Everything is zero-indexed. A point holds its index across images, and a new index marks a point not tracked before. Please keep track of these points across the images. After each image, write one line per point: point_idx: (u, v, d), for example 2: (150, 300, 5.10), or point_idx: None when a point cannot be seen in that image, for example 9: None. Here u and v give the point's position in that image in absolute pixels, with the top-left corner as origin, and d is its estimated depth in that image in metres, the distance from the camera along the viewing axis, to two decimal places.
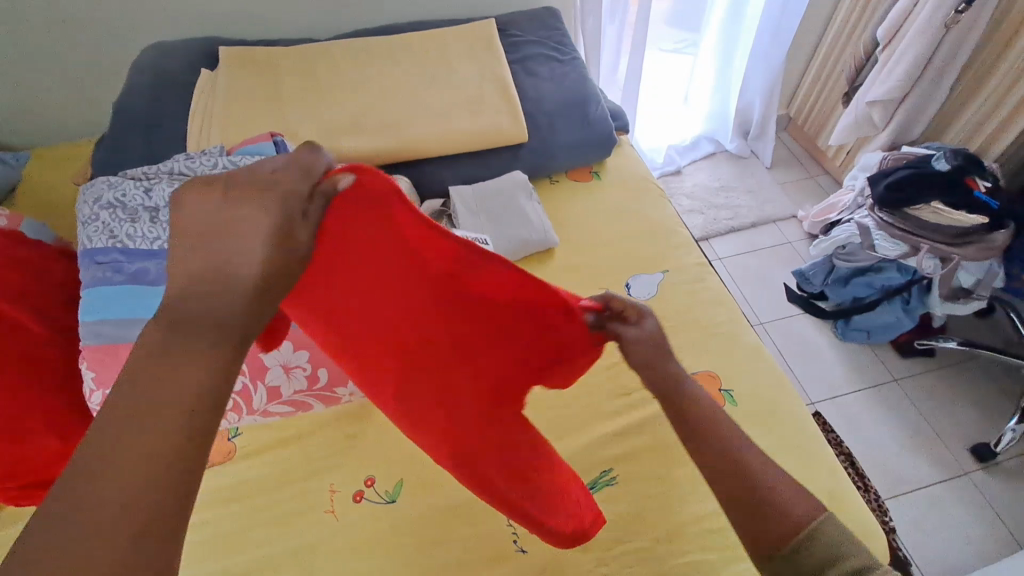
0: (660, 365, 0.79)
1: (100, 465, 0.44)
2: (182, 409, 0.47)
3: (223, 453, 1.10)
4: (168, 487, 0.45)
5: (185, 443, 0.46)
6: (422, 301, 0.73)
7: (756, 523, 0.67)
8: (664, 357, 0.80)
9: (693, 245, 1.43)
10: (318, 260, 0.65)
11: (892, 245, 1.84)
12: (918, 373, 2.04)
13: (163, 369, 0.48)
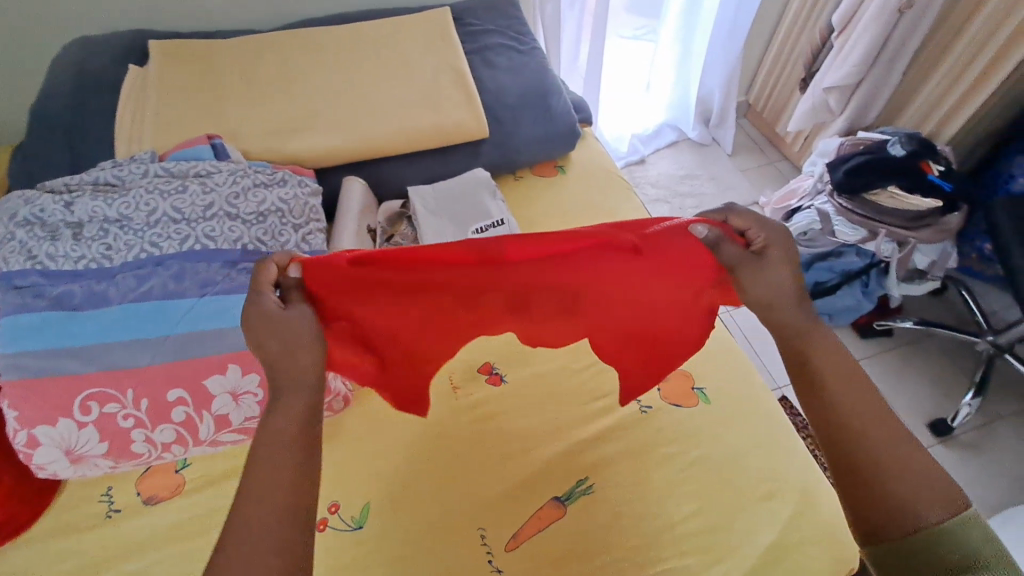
0: (790, 265, 0.80)
1: (244, 492, 0.62)
2: (296, 455, 0.65)
3: (171, 487, 1.00)
4: (296, 516, 0.61)
5: (301, 476, 0.64)
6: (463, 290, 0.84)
7: (892, 509, 0.68)
8: (766, 261, 0.80)
9: None
10: (348, 306, 0.80)
11: (851, 229, 1.88)
12: (878, 353, 2.10)
13: (283, 408, 0.67)
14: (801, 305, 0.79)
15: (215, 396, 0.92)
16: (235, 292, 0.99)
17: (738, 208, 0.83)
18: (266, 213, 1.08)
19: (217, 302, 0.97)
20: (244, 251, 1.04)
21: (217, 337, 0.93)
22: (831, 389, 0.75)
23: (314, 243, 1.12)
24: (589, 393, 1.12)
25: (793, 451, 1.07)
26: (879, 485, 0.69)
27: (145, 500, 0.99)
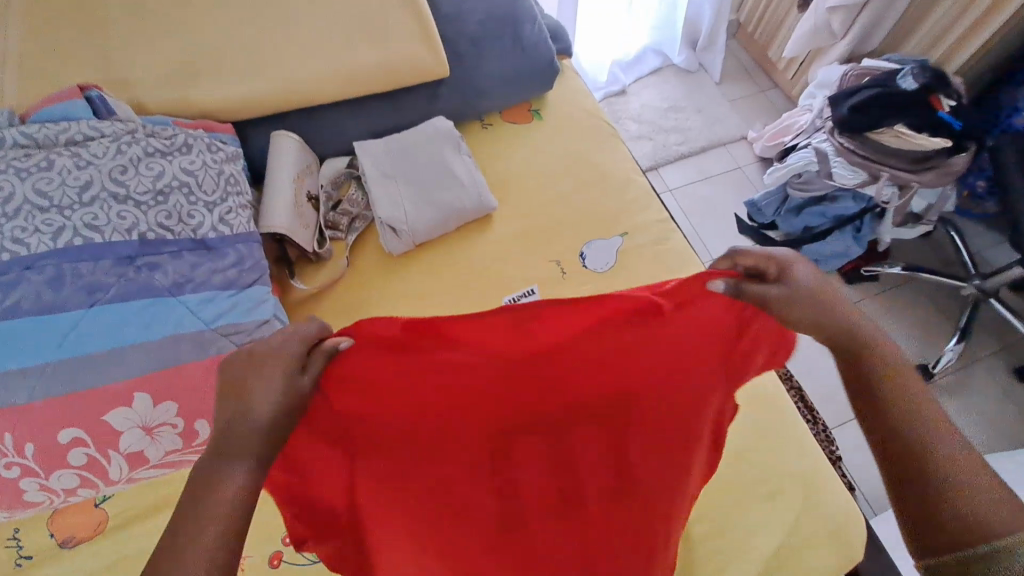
0: (854, 314, 0.57)
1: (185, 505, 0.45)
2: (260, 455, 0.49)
3: (92, 525, 0.86)
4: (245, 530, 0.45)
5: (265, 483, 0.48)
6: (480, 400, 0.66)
7: (981, 500, 0.47)
8: (834, 308, 0.56)
9: (653, 196, 1.22)
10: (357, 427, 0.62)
11: (851, 172, 1.71)
12: (863, 298, 2.02)
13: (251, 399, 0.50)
14: (904, 360, 0.55)
15: (122, 433, 0.74)
16: (136, 298, 0.79)
17: (747, 247, 0.60)
18: (167, 190, 0.85)
19: (115, 313, 0.77)
20: (143, 243, 0.82)
21: (119, 358, 0.75)
22: (902, 367, 0.55)
23: (236, 224, 0.91)
24: None
25: (800, 441, 0.97)
26: (952, 469, 0.49)
27: (60, 542, 0.85)
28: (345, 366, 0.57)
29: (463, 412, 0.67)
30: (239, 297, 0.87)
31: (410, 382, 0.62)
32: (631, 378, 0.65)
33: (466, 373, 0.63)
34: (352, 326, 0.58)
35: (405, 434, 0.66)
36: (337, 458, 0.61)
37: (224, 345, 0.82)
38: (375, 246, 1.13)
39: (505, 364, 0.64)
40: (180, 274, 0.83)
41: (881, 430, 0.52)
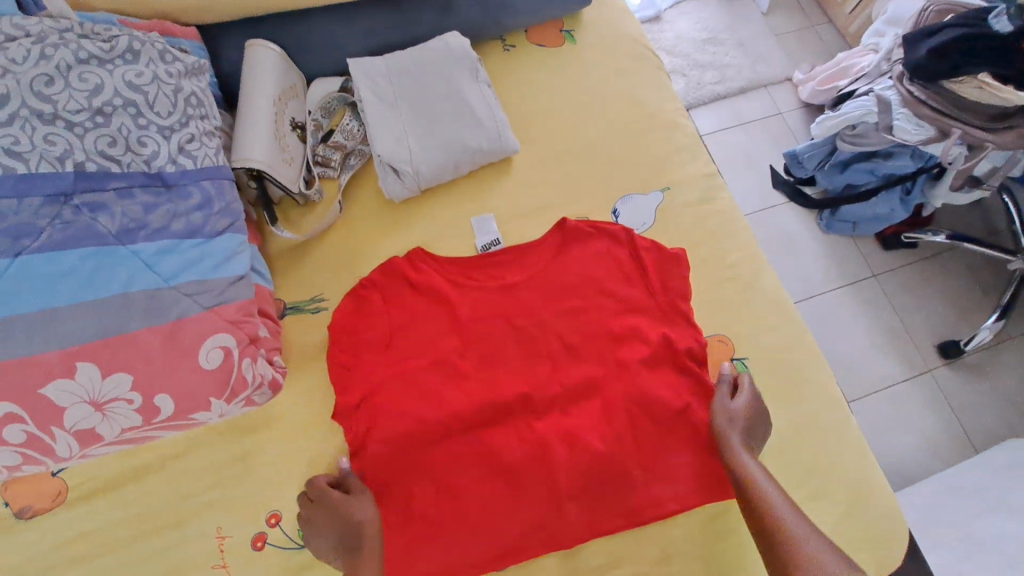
0: (740, 441, 0.79)
1: None
2: None
3: (49, 497, 0.77)
4: None
5: None
6: (479, 332, 0.88)
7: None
8: (730, 448, 0.79)
9: (698, 148, 1.05)
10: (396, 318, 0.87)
11: (915, 126, 1.41)
12: (897, 266, 1.86)
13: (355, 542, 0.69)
14: (779, 495, 0.74)
15: (66, 408, 0.62)
16: (76, 247, 0.64)
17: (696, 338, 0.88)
18: (109, 109, 0.68)
19: (48, 265, 0.62)
20: (80, 176, 0.66)
21: (56, 322, 0.61)
22: (777, 504, 0.72)
23: (199, 156, 0.74)
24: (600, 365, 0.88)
25: (841, 438, 0.89)
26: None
27: (15, 513, 0.76)
28: (376, 269, 0.90)
29: (469, 315, 0.88)
30: (205, 248, 0.72)
31: (432, 284, 0.89)
32: (593, 303, 0.90)
33: (473, 270, 0.91)
34: (415, 249, 0.91)
35: (420, 341, 0.86)
36: (375, 346, 0.86)
37: (189, 307, 0.68)
38: (374, 190, 0.96)
39: (501, 273, 0.92)
40: (130, 218, 0.68)
41: (775, 562, 0.67)
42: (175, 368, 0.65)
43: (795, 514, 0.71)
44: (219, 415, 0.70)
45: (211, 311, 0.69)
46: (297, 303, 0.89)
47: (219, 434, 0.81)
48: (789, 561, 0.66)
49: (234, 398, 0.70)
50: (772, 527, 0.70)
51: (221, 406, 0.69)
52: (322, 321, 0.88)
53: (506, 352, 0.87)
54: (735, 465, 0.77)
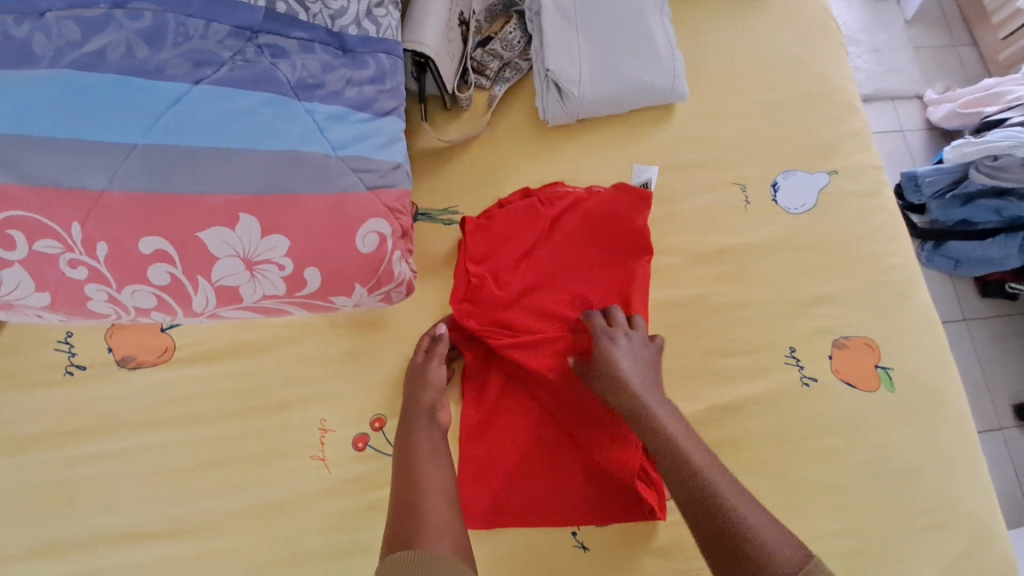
0: (638, 389, 0.68)
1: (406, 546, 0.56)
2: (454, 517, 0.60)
3: (157, 351, 0.74)
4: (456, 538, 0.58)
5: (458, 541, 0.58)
6: (594, 280, 0.80)
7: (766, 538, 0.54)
8: (659, 401, 0.68)
9: (869, 137, 0.95)
10: (522, 249, 0.81)
11: None
12: (990, 316, 1.75)
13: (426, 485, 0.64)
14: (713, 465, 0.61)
15: (218, 259, 0.58)
16: (255, 89, 0.59)
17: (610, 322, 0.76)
18: None
19: (225, 101, 0.57)
20: (269, 14, 0.60)
21: (225, 164, 0.56)
22: (702, 466, 0.61)
23: (383, 24, 0.68)
24: (733, 342, 0.82)
25: (975, 478, 0.81)
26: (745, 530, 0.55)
27: (119, 361, 0.73)
28: (514, 195, 0.84)
29: (602, 265, 0.81)
30: (373, 125, 0.66)
31: (570, 224, 0.82)
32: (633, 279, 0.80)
33: (615, 215, 0.81)
34: (552, 183, 0.85)
35: (548, 282, 0.80)
36: (502, 277, 0.80)
37: (353, 183, 0.62)
38: (524, 108, 0.89)
39: (644, 224, 0.81)
40: (309, 72, 0.62)
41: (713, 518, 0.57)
42: (333, 244, 0.61)
43: (708, 458, 0.62)
44: (357, 302, 0.67)
45: (372, 193, 0.64)
46: (429, 210, 0.84)
47: (333, 325, 0.77)
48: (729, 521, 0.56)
49: (375, 290, 0.66)
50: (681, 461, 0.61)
51: (362, 294, 0.65)
52: (452, 235, 0.83)
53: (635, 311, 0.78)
54: (633, 407, 0.67)
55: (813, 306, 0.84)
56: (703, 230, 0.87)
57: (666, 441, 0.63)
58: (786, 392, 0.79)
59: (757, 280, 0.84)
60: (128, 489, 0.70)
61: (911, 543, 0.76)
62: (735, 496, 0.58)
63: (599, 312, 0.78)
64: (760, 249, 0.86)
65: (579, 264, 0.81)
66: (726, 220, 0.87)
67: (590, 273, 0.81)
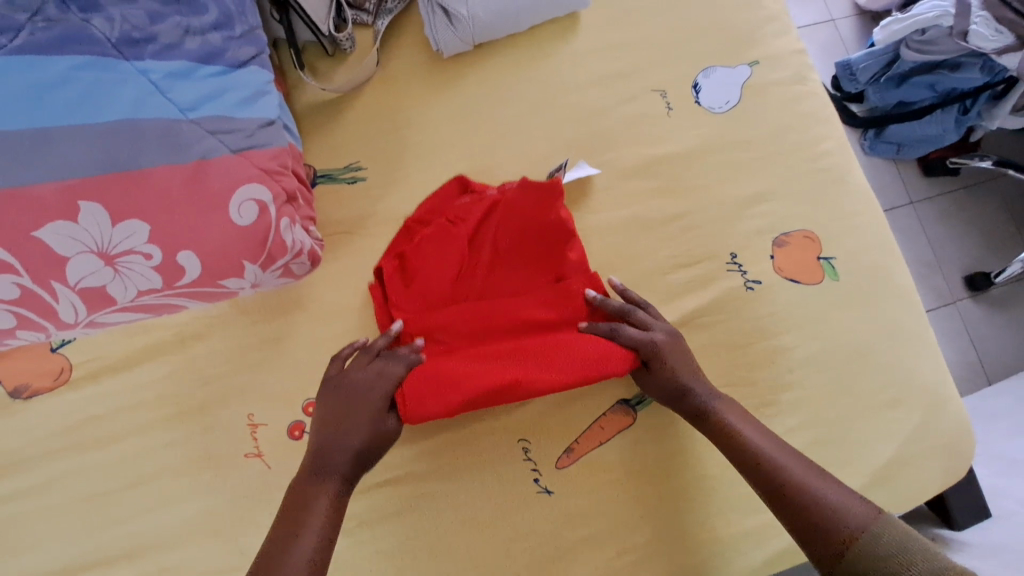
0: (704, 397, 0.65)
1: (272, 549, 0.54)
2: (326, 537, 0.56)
3: (51, 374, 0.67)
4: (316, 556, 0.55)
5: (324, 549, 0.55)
6: (523, 266, 0.72)
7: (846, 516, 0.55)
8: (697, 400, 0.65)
9: (788, 21, 0.90)
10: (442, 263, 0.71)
11: (993, 33, 1.11)
12: (935, 196, 1.65)
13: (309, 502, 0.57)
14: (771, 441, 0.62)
15: (68, 259, 0.50)
16: (66, 52, 0.50)
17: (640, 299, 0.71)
18: None
19: (30, 73, 0.48)
20: None
21: (50, 148, 0.48)
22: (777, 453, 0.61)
23: None
24: (674, 258, 0.78)
25: (924, 347, 0.81)
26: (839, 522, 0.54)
27: (10, 393, 0.66)
28: (422, 212, 0.74)
29: (532, 272, 0.72)
30: (228, 78, 0.58)
31: (488, 237, 0.72)
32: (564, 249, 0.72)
33: (529, 217, 0.72)
34: (455, 179, 0.75)
35: (478, 306, 0.70)
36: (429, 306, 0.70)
37: (213, 147, 0.55)
38: (416, 41, 0.81)
39: (561, 216, 0.71)
40: (132, 25, 0.53)
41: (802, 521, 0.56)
42: (208, 223, 0.54)
43: (776, 444, 0.62)
44: (255, 282, 0.60)
45: (240, 156, 0.56)
46: (329, 170, 0.76)
47: (243, 314, 0.70)
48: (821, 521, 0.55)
49: (270, 265, 0.59)
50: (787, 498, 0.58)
51: (255, 273, 0.59)
52: (361, 193, 0.76)
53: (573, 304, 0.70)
54: (707, 421, 0.65)
55: (750, 206, 0.81)
56: (628, 145, 0.82)
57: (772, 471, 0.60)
58: (731, 298, 0.77)
59: (688, 188, 0.81)
60: (51, 523, 0.65)
61: (866, 424, 0.77)
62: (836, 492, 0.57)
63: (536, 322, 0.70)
64: (687, 155, 0.82)
65: (506, 259, 0.72)
66: (651, 130, 0.82)
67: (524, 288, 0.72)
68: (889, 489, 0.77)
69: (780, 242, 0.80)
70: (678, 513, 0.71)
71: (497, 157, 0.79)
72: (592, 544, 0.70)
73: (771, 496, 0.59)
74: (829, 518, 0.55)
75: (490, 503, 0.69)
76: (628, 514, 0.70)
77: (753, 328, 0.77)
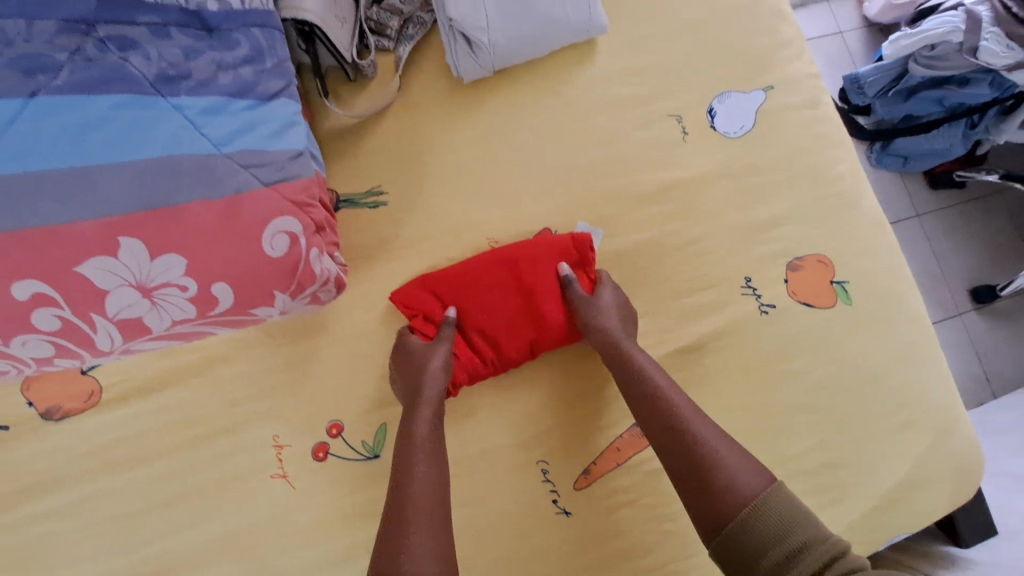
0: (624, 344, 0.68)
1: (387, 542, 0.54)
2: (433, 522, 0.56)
3: (82, 396, 0.68)
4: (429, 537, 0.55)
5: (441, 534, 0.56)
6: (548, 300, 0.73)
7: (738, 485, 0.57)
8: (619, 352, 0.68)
9: (802, 44, 0.92)
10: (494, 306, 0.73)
11: (1004, 49, 1.11)
12: (943, 208, 1.66)
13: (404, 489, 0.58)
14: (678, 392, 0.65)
15: (108, 292, 0.52)
16: (107, 91, 0.51)
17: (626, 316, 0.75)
18: None
19: (72, 111, 0.50)
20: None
21: (93, 185, 0.50)
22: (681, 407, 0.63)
23: None
24: (690, 281, 0.80)
25: (934, 370, 0.82)
26: (736, 492, 0.56)
27: (42, 415, 0.67)
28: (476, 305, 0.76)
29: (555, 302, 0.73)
30: (260, 111, 0.60)
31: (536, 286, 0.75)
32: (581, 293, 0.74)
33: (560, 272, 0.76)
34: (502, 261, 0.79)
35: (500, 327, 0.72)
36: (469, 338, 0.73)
37: (246, 181, 0.56)
38: (437, 67, 0.82)
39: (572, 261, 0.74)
40: (168, 62, 0.55)
41: (693, 484, 0.58)
42: (242, 256, 0.55)
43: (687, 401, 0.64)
44: (283, 310, 0.62)
45: (272, 188, 0.58)
46: (352, 195, 0.77)
47: (269, 338, 0.71)
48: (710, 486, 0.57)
49: (299, 293, 0.61)
50: (709, 475, 0.58)
51: (285, 301, 0.60)
52: (382, 217, 0.77)
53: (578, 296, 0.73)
54: (622, 362, 0.67)
55: (764, 230, 0.82)
56: (645, 169, 0.83)
57: (680, 432, 0.61)
58: (746, 321, 0.78)
59: (703, 212, 0.82)
60: (82, 542, 0.66)
61: (877, 446, 0.78)
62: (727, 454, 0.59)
63: (556, 320, 0.72)
64: (704, 180, 0.83)
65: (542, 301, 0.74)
66: (667, 154, 0.83)
67: (528, 289, 0.73)
68: (899, 511, 0.78)
69: (794, 266, 0.81)
70: (693, 535, 0.72)
71: (515, 181, 0.80)
72: (609, 565, 0.71)
73: (676, 462, 0.60)
74: (725, 482, 0.57)
75: (509, 523, 0.71)
76: (643, 535, 0.72)
77: (767, 351, 0.78)
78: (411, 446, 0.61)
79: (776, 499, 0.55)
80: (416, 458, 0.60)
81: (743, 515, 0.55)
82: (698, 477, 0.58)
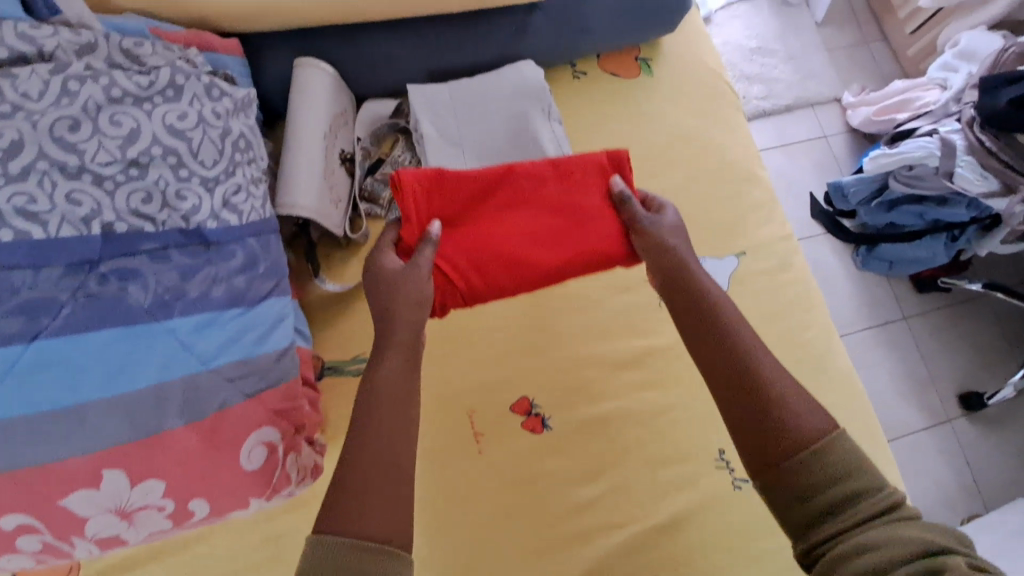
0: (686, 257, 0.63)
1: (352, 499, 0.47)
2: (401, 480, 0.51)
3: None
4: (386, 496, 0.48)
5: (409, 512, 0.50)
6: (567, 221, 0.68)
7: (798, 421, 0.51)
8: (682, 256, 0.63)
9: (776, 207, 0.96)
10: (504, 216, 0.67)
11: (978, 177, 1.09)
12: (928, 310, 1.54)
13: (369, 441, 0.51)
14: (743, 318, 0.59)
15: (87, 519, 0.54)
16: (104, 325, 0.54)
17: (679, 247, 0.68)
18: (145, 161, 0.58)
19: (69, 351, 0.53)
20: (109, 239, 0.56)
21: (82, 422, 0.52)
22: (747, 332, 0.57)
23: (245, 209, 0.64)
24: (664, 453, 0.81)
25: None
26: (797, 426, 0.51)
27: None
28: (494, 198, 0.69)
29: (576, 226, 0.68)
30: (249, 319, 0.63)
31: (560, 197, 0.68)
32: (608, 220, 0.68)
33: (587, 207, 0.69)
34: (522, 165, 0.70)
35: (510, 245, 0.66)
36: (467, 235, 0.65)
37: (231, 397, 0.59)
38: None
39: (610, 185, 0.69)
40: (165, 287, 0.58)
41: (752, 418, 0.52)
42: (221, 471, 0.58)
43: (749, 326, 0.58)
44: (259, 507, 0.63)
45: (255, 399, 0.60)
46: (337, 363, 0.80)
47: (244, 517, 0.71)
48: (777, 422, 0.51)
49: (274, 494, 0.63)
50: (768, 401, 0.52)
51: (260, 503, 0.62)
52: None
53: (601, 224, 0.68)
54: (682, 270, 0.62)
55: None
56: (621, 336, 0.86)
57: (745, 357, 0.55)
58: (717, 495, 0.80)
59: (676, 381, 0.84)
60: None
61: None
62: (800, 405, 0.52)
63: (578, 249, 0.67)
64: (679, 347, 0.86)
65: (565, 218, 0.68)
66: (642, 321, 0.87)
67: (544, 207, 0.68)
68: None
69: None
70: None
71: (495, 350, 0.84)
72: None
73: (736, 397, 0.54)
74: (790, 418, 0.51)
75: None
76: None
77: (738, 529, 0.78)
78: (381, 379, 0.55)
79: (841, 444, 0.49)
80: (382, 397, 0.54)
81: (810, 448, 0.49)
82: (763, 403, 0.52)
